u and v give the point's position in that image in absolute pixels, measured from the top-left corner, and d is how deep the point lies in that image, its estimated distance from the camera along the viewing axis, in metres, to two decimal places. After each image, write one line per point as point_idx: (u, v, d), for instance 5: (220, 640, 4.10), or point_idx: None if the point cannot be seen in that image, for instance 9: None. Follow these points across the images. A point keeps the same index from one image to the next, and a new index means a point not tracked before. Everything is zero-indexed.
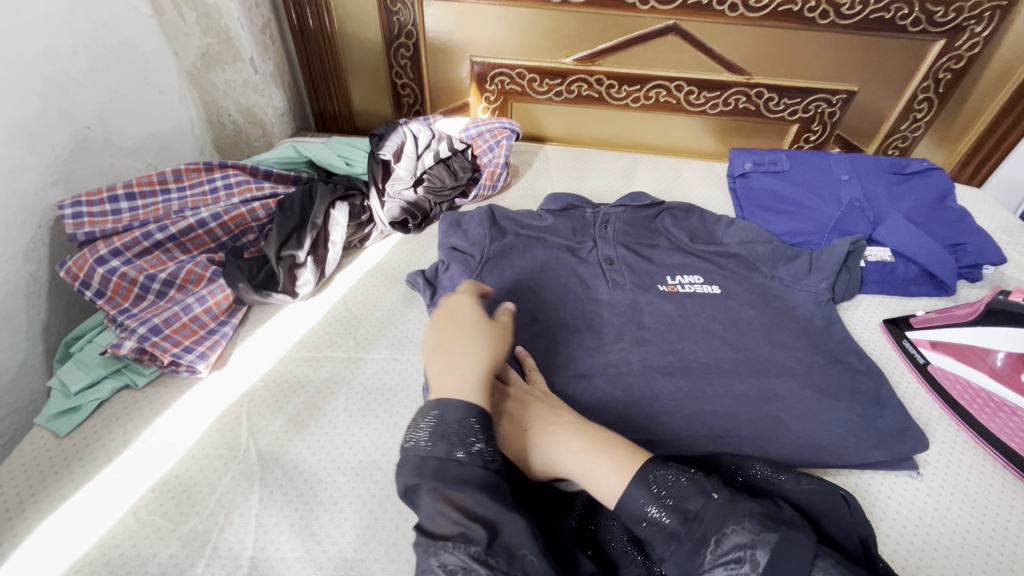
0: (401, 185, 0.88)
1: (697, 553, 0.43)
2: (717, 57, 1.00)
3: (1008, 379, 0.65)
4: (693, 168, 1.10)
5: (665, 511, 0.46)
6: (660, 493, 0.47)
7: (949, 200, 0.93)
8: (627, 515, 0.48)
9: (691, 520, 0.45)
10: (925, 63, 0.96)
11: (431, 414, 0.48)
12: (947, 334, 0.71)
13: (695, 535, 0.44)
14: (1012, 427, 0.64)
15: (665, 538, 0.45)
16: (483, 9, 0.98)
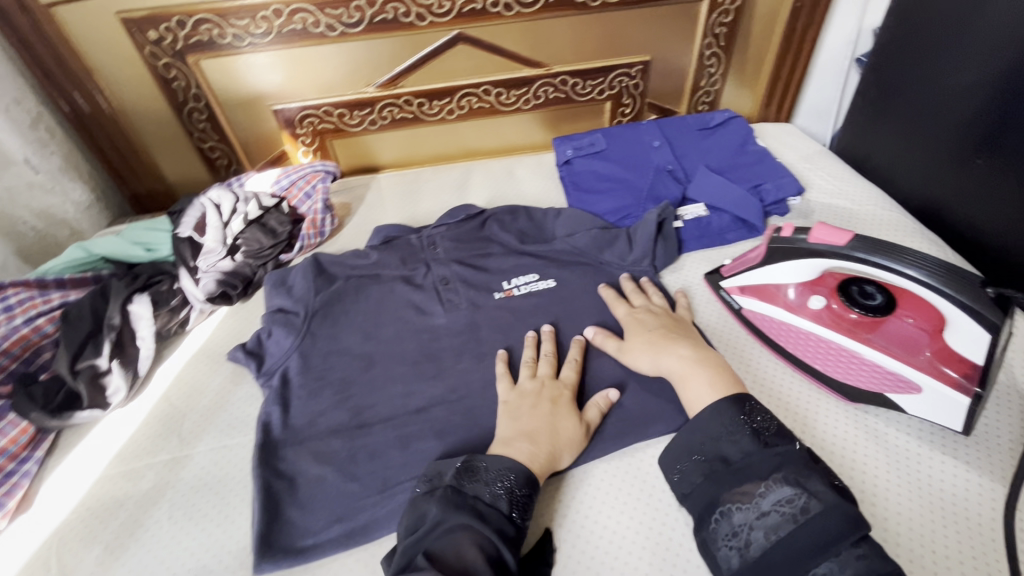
0: (214, 257, 0.84)
1: (746, 479, 0.52)
2: (513, 55, 1.01)
3: (800, 311, 0.69)
4: (524, 165, 1.11)
5: (748, 438, 0.55)
6: (753, 423, 0.56)
7: (749, 144, 0.99)
8: (699, 435, 0.58)
9: (761, 450, 0.54)
10: (700, 22, 1.02)
11: (500, 466, 0.57)
12: (749, 277, 0.74)
13: (760, 463, 0.53)
14: (813, 352, 0.67)
15: (723, 460, 0.55)
16: (307, 52, 0.95)
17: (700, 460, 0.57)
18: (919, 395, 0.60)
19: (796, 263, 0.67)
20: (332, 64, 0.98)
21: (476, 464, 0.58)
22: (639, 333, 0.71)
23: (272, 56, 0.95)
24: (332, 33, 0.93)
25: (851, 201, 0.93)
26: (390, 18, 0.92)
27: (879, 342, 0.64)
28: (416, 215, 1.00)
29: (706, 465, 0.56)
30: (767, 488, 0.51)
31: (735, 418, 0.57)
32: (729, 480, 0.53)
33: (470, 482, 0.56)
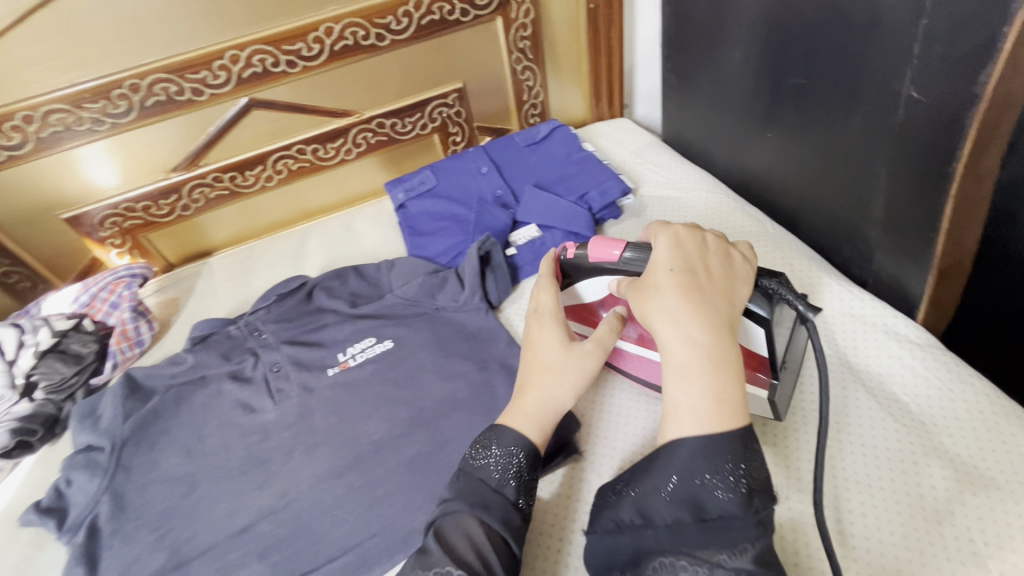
0: (4, 403, 0.75)
1: (703, 549, 0.41)
2: (316, 110, 0.96)
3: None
4: (364, 216, 1.06)
5: (726, 489, 0.42)
6: (741, 471, 0.42)
7: (576, 152, 0.98)
8: (671, 469, 0.44)
9: (737, 519, 0.41)
10: (501, 40, 1.00)
11: (518, 443, 0.52)
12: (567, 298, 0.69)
13: (727, 533, 0.41)
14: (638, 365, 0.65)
15: (686, 509, 0.43)
16: (137, 135, 0.89)
17: (659, 500, 0.44)
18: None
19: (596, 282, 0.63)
20: (161, 144, 0.91)
21: (492, 441, 0.53)
22: (657, 280, 0.50)
23: (114, 143, 0.88)
24: (102, 128, 0.85)
25: (680, 189, 0.93)
26: (163, 99, 0.86)
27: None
28: (249, 297, 0.93)
29: (668, 513, 0.44)
30: (726, 556, 0.40)
31: (715, 459, 0.42)
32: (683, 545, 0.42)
33: (477, 459, 0.52)
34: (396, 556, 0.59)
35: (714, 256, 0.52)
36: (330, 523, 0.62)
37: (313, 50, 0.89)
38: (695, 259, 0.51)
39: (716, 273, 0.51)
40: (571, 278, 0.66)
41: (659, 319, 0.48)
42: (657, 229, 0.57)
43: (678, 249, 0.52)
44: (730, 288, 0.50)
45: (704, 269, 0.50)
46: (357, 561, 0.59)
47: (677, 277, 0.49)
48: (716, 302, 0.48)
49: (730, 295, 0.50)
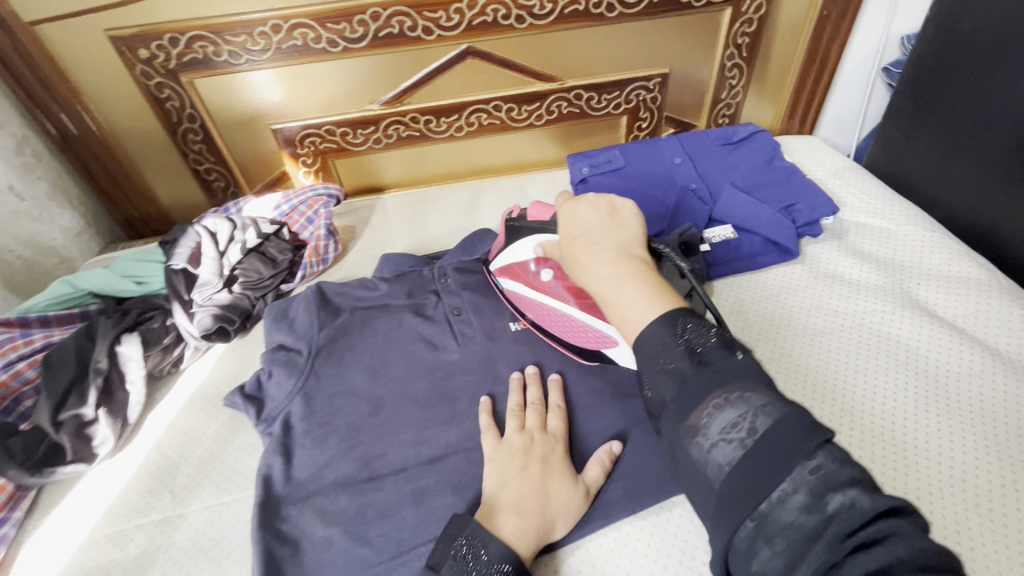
0: (210, 289, 0.78)
1: (697, 401, 0.41)
2: (525, 70, 0.96)
3: (538, 286, 0.72)
4: (537, 183, 1.06)
5: (682, 356, 0.43)
6: (687, 337, 0.44)
7: (777, 160, 0.94)
8: (644, 360, 0.46)
9: (710, 372, 0.42)
10: (722, 32, 0.97)
11: (502, 555, 0.51)
12: (503, 259, 0.77)
13: (700, 387, 0.41)
14: (549, 319, 0.72)
15: (672, 380, 0.43)
16: (315, 68, 0.91)
17: (652, 391, 0.45)
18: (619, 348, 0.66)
19: (526, 246, 0.73)
20: (332, 79, 0.92)
21: (478, 547, 0.52)
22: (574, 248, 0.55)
23: (278, 73, 0.90)
24: (334, 49, 0.88)
25: (887, 219, 0.88)
26: (396, 32, 0.88)
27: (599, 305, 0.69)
28: (424, 240, 0.95)
29: (663, 393, 0.44)
30: (708, 415, 0.40)
31: (664, 332, 0.45)
32: (686, 406, 0.41)
33: (454, 568, 0.51)
34: (594, 524, 0.57)
35: (599, 212, 0.58)
36: None
37: (545, 9, 0.89)
38: (589, 218, 0.57)
39: (608, 229, 0.56)
40: (513, 236, 0.75)
41: (589, 267, 0.53)
42: (563, 203, 0.62)
43: (578, 213, 0.59)
44: (621, 228, 0.56)
45: (598, 232, 0.56)
46: None
47: (588, 229, 0.57)
48: (609, 240, 0.55)
49: (630, 232, 0.56)
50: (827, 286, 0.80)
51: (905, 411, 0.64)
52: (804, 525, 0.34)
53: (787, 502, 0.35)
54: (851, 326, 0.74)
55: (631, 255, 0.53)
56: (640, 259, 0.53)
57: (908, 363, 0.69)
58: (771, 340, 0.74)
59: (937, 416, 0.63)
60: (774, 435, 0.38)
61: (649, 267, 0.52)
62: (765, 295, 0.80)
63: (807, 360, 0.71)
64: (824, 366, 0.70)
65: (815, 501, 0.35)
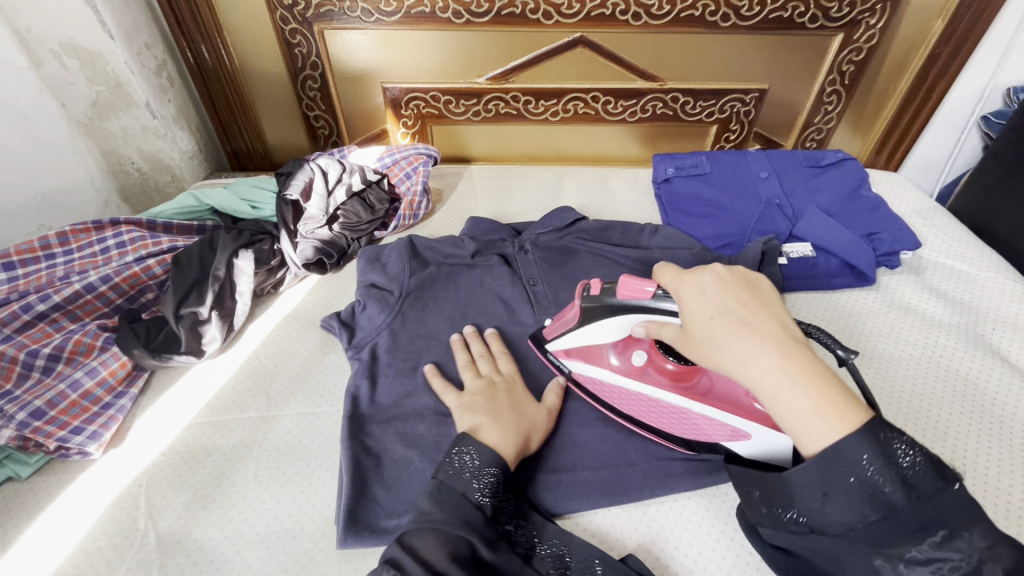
0: (314, 224, 0.85)
1: (904, 538, 0.40)
2: (629, 66, 1.00)
3: (625, 371, 0.66)
4: (619, 176, 1.09)
5: (888, 479, 0.40)
6: (897, 458, 0.40)
7: (864, 188, 0.95)
8: (830, 475, 0.41)
9: (928, 509, 0.39)
10: (829, 56, 0.98)
11: (491, 459, 0.55)
12: (569, 342, 0.68)
13: (910, 523, 0.40)
14: (631, 403, 0.65)
15: (875, 508, 0.40)
16: (428, 35, 0.96)
17: (831, 507, 0.42)
18: (748, 440, 0.59)
19: (617, 321, 0.63)
20: (435, 48, 0.98)
21: (469, 452, 0.56)
22: (703, 327, 0.47)
23: (381, 35, 0.96)
24: (458, 20, 0.93)
25: (967, 262, 0.89)
26: (517, 12, 0.92)
27: (701, 387, 0.63)
28: (508, 211, 1.00)
29: (847, 516, 0.42)
30: (929, 554, 0.39)
31: (869, 454, 0.40)
32: (888, 537, 0.40)
33: (450, 473, 0.54)
34: (655, 490, 0.60)
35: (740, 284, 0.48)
36: (587, 435, 0.64)
37: (663, 10, 0.91)
38: (723, 291, 0.48)
39: (764, 300, 0.47)
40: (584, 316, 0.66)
41: (739, 363, 0.43)
42: (676, 275, 0.51)
43: (705, 292, 0.48)
44: (767, 305, 0.47)
45: (738, 304, 0.46)
46: (615, 480, 0.61)
47: (729, 309, 0.46)
48: (767, 324, 0.45)
49: (777, 314, 0.47)
50: (899, 316, 0.81)
51: (966, 443, 0.66)
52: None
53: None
54: (920, 357, 0.76)
55: (798, 344, 0.43)
56: (805, 345, 0.44)
57: (973, 399, 0.71)
58: (837, 358, 0.76)
59: (997, 454, 0.65)
60: None
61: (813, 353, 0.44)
62: (836, 316, 0.82)
63: (871, 382, 0.73)
64: (887, 388, 0.72)
65: None
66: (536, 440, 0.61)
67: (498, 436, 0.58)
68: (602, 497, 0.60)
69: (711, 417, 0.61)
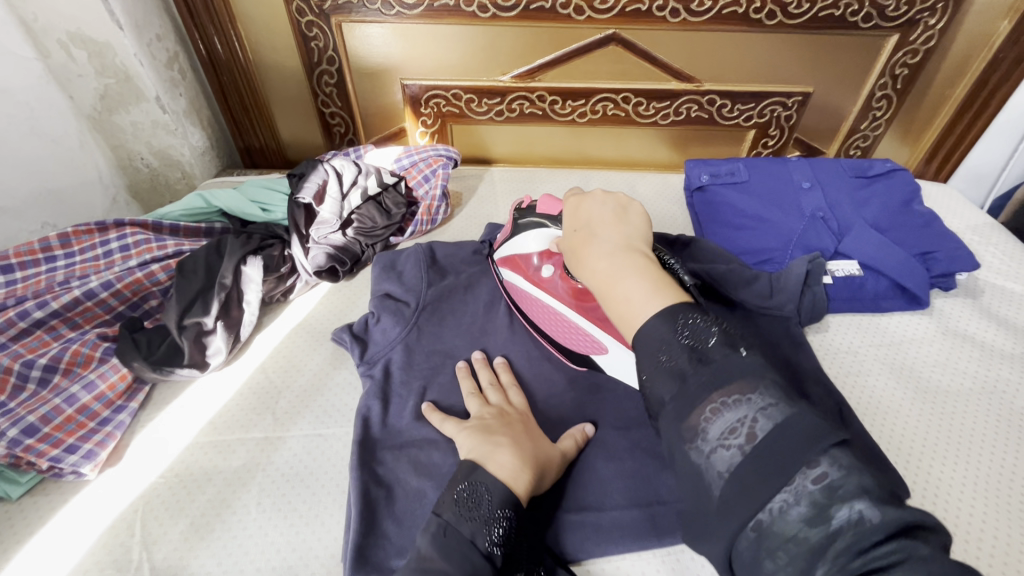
0: (327, 229, 0.80)
1: (696, 403, 0.39)
2: (664, 66, 0.93)
3: (538, 282, 0.70)
4: (649, 182, 1.03)
5: (680, 353, 0.41)
6: (685, 331, 0.42)
7: (915, 202, 0.88)
8: (641, 356, 0.43)
9: (705, 369, 0.40)
10: (881, 59, 0.91)
11: (503, 501, 0.49)
12: (505, 248, 0.74)
13: (696, 385, 0.39)
14: (537, 311, 0.70)
15: (670, 377, 0.41)
16: (452, 30, 0.91)
17: (647, 389, 0.43)
18: (609, 355, 0.65)
19: (533, 237, 0.69)
20: (458, 44, 0.93)
21: (480, 492, 0.49)
22: (579, 241, 0.53)
23: (402, 29, 0.91)
24: (484, 14, 0.88)
25: None
26: (547, 6, 0.86)
27: (594, 309, 0.67)
28: None
29: (661, 388, 0.41)
30: (711, 412, 0.38)
31: (662, 328, 0.43)
32: (684, 405, 0.39)
33: (456, 517, 0.48)
34: None
35: (608, 204, 0.55)
36: (617, 470, 0.59)
37: (703, 6, 0.85)
38: (596, 208, 0.55)
39: (627, 220, 0.53)
40: (515, 228, 0.72)
41: (587, 261, 0.50)
42: (575, 199, 0.58)
43: (584, 205, 0.56)
44: (627, 224, 0.53)
45: (596, 220, 0.53)
46: (647, 523, 0.56)
47: (593, 220, 0.54)
48: (612, 239, 0.51)
49: (636, 228, 0.53)
50: (955, 346, 0.75)
51: None
52: (804, 538, 0.33)
53: (786, 517, 0.34)
54: (978, 392, 0.69)
55: (631, 250, 0.49)
56: (641, 254, 0.49)
57: None
58: (884, 389, 0.70)
59: None
60: (772, 440, 0.36)
61: (651, 259, 0.49)
62: (884, 342, 0.75)
63: (923, 418, 0.67)
64: (941, 426, 0.66)
65: (818, 510, 0.33)
66: (551, 473, 0.55)
67: (511, 468, 0.51)
68: (633, 541, 0.55)
69: (589, 333, 0.66)
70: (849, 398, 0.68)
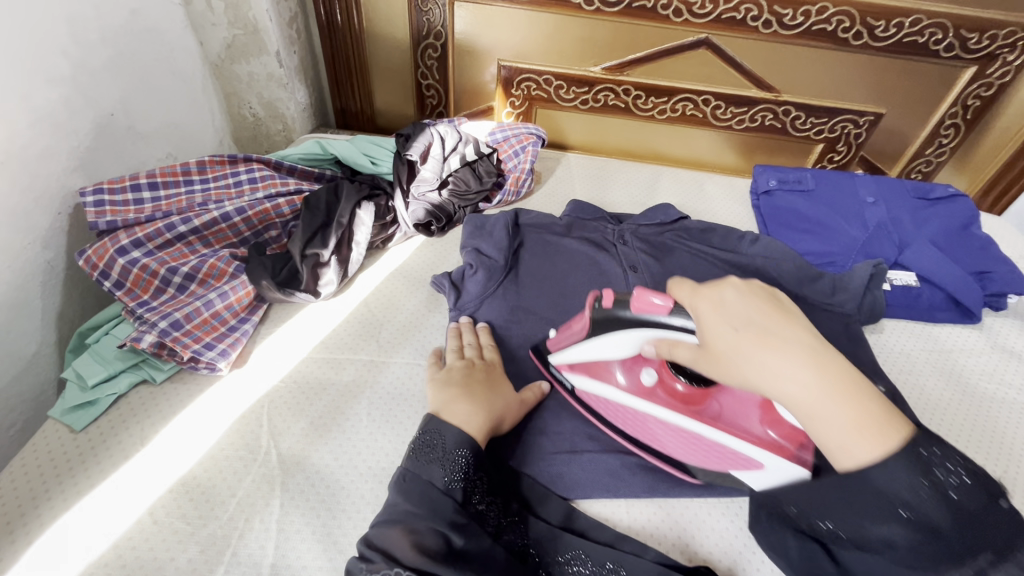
0: (426, 187, 0.87)
1: (947, 561, 0.36)
2: (747, 74, 0.99)
3: (634, 391, 0.62)
4: (716, 182, 1.09)
5: (933, 496, 0.37)
6: (937, 478, 0.38)
7: (974, 227, 0.93)
8: (869, 503, 0.39)
9: (971, 530, 0.36)
10: (956, 88, 0.97)
11: (459, 442, 0.54)
12: (575, 355, 0.64)
13: (957, 546, 0.36)
14: (650, 429, 0.61)
15: (908, 527, 0.38)
16: (556, 19, 0.97)
17: (865, 528, 0.41)
18: (761, 471, 0.55)
19: (618, 340, 0.60)
20: (559, 33, 0.99)
21: (435, 438, 0.54)
22: (722, 343, 0.46)
23: (510, 14, 0.98)
24: (588, 7, 0.94)
25: None
26: (648, 6, 0.92)
27: (710, 412, 0.60)
28: (604, 202, 1.01)
29: (877, 533, 0.40)
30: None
31: (908, 476, 0.38)
32: (928, 558, 0.37)
33: (416, 462, 0.53)
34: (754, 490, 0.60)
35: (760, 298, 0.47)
36: None
37: (795, 20, 0.91)
38: (727, 304, 0.47)
39: (784, 317, 0.45)
40: (599, 328, 0.62)
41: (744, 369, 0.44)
42: (692, 288, 0.51)
43: (723, 305, 0.47)
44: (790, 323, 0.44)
45: (758, 313, 0.45)
46: None
47: (755, 317, 0.45)
48: (792, 334, 0.43)
49: (805, 326, 0.45)
50: (1003, 360, 0.80)
51: None
52: None
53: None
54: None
55: (823, 349, 0.43)
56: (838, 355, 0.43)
57: None
58: (937, 390, 0.75)
59: None
60: None
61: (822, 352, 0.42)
62: (937, 349, 0.81)
63: (976, 421, 0.72)
64: (989, 428, 0.71)
65: None
66: (509, 421, 0.61)
67: (473, 418, 0.57)
68: (701, 488, 0.60)
69: (716, 442, 0.58)
70: (904, 393, 0.74)
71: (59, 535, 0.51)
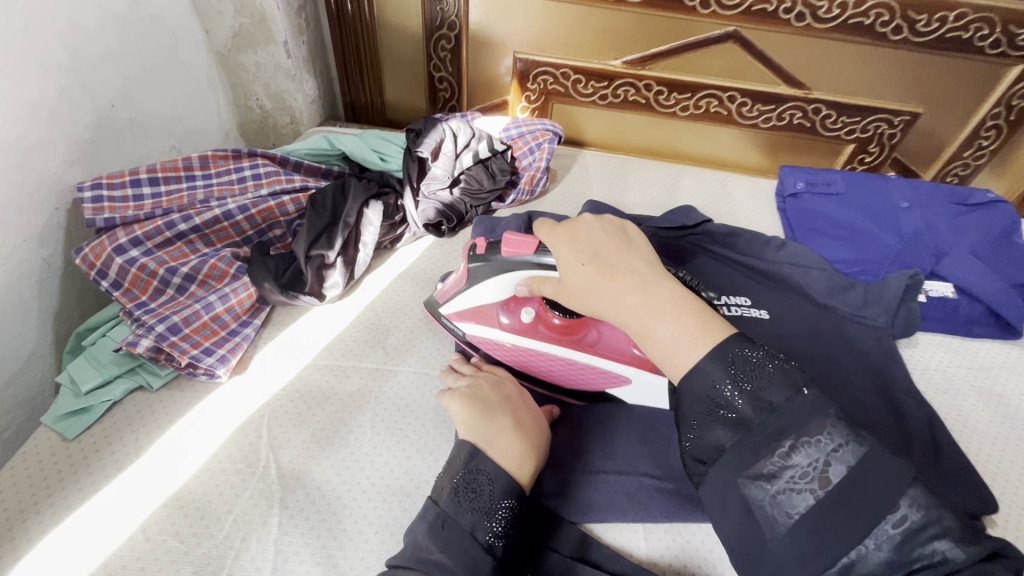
0: (437, 185, 0.83)
1: (763, 450, 0.39)
2: (777, 69, 0.94)
3: (516, 330, 0.65)
4: (739, 183, 1.04)
5: (739, 395, 0.40)
6: (741, 374, 0.41)
7: (1016, 235, 0.87)
8: (689, 404, 0.42)
9: (772, 419, 0.39)
10: (1001, 88, 0.91)
11: (507, 491, 0.48)
12: (461, 301, 0.65)
13: (764, 434, 0.39)
14: (534, 365, 0.64)
15: (731, 427, 0.40)
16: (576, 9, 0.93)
17: (698, 437, 0.42)
18: (631, 385, 0.62)
19: (498, 282, 0.61)
20: (578, 24, 0.94)
21: (481, 483, 0.48)
22: (577, 281, 0.48)
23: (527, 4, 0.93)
24: None
25: None
26: None
27: (589, 340, 0.65)
28: (622, 202, 0.96)
29: (713, 439, 0.41)
30: (783, 457, 0.38)
31: (715, 371, 0.41)
32: (750, 454, 0.39)
33: (456, 507, 0.48)
34: None
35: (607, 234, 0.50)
36: None
37: (831, 13, 0.86)
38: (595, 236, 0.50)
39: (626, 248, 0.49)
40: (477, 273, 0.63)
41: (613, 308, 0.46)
42: (551, 228, 0.53)
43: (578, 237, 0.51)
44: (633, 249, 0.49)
45: (604, 250, 0.49)
46: None
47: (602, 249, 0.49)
48: (631, 265, 0.47)
49: (644, 255, 0.49)
50: None
51: None
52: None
53: (868, 562, 0.36)
54: None
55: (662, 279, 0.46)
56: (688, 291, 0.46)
57: None
58: (977, 411, 0.70)
59: None
60: (846, 484, 0.37)
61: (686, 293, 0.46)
62: (975, 366, 0.76)
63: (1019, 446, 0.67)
64: None
65: (898, 552, 0.35)
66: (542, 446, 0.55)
67: (506, 449, 0.51)
68: None
69: (593, 367, 0.63)
70: (942, 414, 0.69)
71: (45, 554, 0.48)
